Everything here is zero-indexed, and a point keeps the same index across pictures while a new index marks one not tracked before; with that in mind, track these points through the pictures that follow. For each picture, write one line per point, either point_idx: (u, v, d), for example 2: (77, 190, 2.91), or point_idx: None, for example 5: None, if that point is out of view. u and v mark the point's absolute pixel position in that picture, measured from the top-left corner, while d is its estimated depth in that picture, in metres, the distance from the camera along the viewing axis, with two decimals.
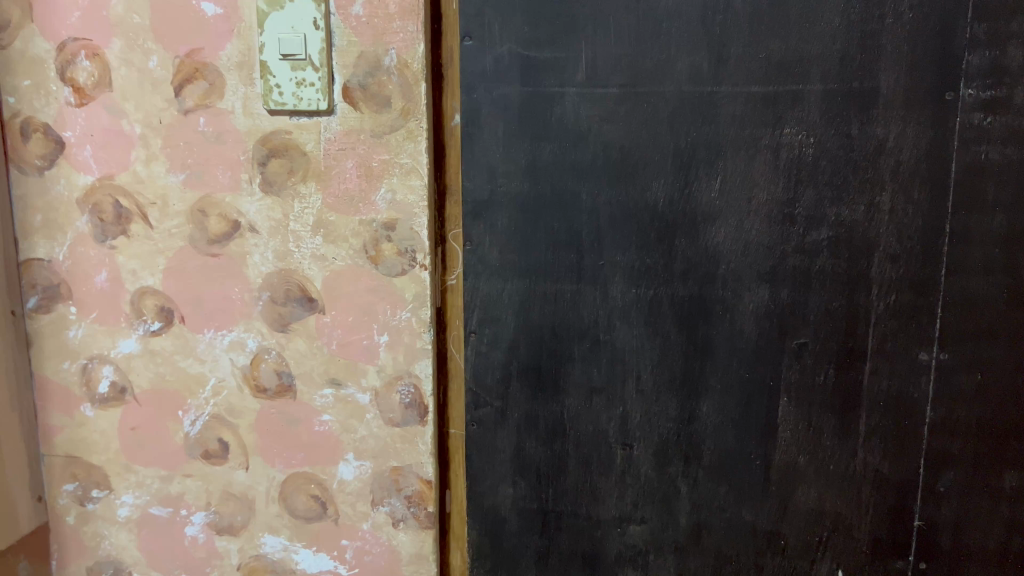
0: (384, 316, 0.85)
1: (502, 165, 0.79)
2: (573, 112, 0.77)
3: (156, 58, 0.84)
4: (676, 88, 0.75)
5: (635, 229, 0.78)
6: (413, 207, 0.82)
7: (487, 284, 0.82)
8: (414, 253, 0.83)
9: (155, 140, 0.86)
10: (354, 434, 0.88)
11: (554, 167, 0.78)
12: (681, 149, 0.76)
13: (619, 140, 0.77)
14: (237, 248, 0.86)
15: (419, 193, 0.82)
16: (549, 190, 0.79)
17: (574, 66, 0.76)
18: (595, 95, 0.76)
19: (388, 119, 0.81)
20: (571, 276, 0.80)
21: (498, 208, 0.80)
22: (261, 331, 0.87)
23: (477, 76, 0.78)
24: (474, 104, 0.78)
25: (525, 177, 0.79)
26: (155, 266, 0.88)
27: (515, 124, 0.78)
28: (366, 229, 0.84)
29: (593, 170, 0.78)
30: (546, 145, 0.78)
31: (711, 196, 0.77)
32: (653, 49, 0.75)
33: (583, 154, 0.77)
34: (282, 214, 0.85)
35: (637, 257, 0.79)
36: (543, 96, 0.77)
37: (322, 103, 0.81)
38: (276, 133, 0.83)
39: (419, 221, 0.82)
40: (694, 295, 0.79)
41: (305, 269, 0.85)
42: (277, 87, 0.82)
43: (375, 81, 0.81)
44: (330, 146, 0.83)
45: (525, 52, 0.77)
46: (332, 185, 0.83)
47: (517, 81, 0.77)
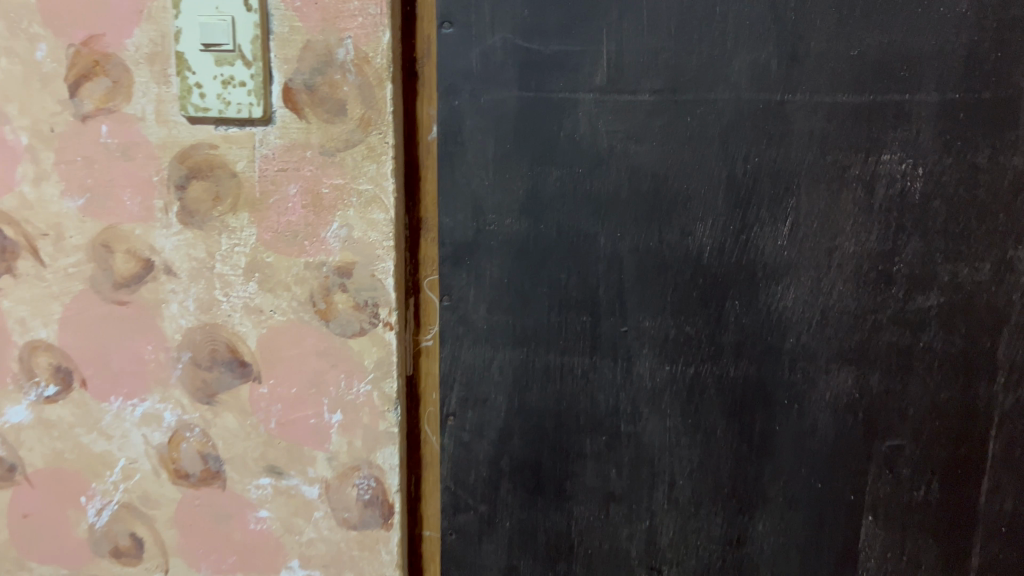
0: (336, 388, 0.65)
1: (491, 197, 0.58)
2: (589, 127, 0.56)
3: (45, 46, 0.63)
4: (733, 96, 0.54)
5: (671, 287, 0.57)
6: (374, 247, 0.62)
7: (470, 355, 0.61)
8: (376, 307, 0.63)
9: (45, 153, 0.66)
10: (298, 536, 0.68)
11: (562, 202, 0.57)
12: (737, 180, 0.55)
13: (652, 165, 0.56)
14: (150, 295, 0.67)
15: (381, 229, 0.62)
16: (554, 233, 0.58)
17: (591, 64, 0.55)
18: (621, 104, 0.56)
19: (342, 131, 0.61)
20: (582, 346, 0.59)
21: (485, 255, 0.59)
22: (181, 402, 0.68)
23: (459, 76, 0.57)
24: (454, 114, 0.57)
25: (523, 214, 0.58)
26: (49, 315, 0.68)
27: (510, 142, 0.57)
28: (313, 275, 0.63)
29: (615, 207, 0.57)
30: (552, 171, 0.57)
31: (777, 245, 0.56)
32: (702, 42, 0.54)
33: (601, 184, 0.57)
34: (206, 252, 0.65)
35: (673, 324, 0.58)
36: (550, 106, 0.56)
37: (256, 109, 0.61)
38: (198, 148, 0.63)
39: (383, 265, 0.62)
40: (751, 378, 0.58)
41: (236, 324, 0.66)
42: (198, 87, 0.61)
43: (325, 81, 0.60)
44: (267, 165, 0.63)
45: (525, 45, 0.56)
46: (268, 217, 0.63)
47: (514, 83, 0.56)
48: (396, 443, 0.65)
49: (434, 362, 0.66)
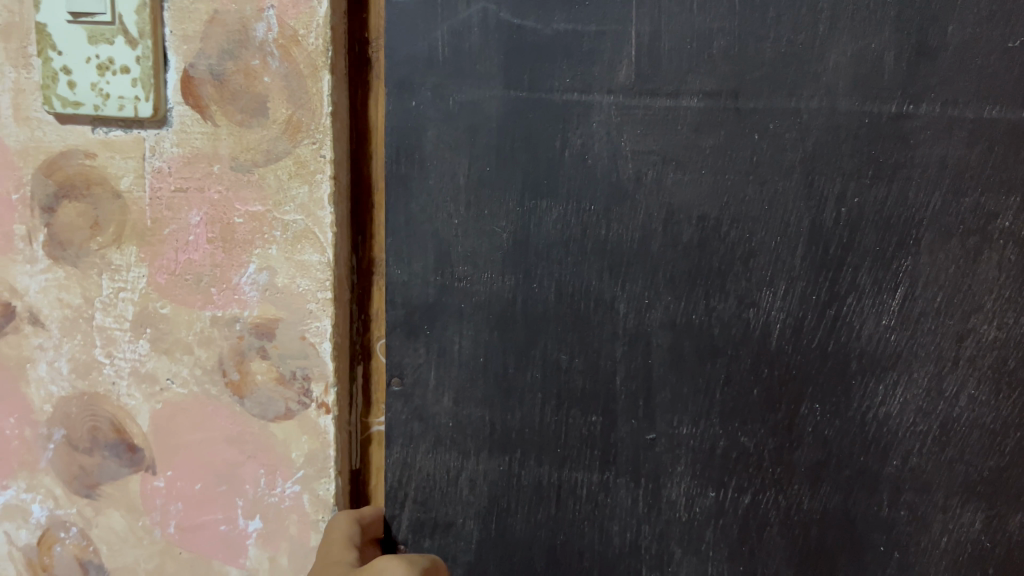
0: (254, 487, 0.46)
1: (465, 243, 0.41)
2: (609, 145, 0.39)
3: None
4: (826, 105, 0.37)
5: (721, 382, 0.40)
6: (304, 299, 0.44)
7: (428, 463, 0.43)
8: (307, 380, 0.45)
9: None
10: None
11: (562, 253, 0.40)
12: (826, 230, 0.38)
13: (700, 205, 0.39)
14: (10, 350, 0.47)
15: (315, 275, 0.44)
16: (550, 298, 0.40)
17: (612, 51, 0.38)
18: (663, 111, 0.38)
19: (261, 140, 0.43)
20: (588, 460, 0.42)
21: (454, 324, 0.42)
22: (53, 493, 0.48)
23: (419, 65, 0.39)
24: (413, 121, 0.40)
25: (507, 269, 0.40)
26: None
27: (491, 165, 0.40)
28: (222, 334, 0.45)
29: (642, 265, 0.39)
30: (549, 208, 0.39)
31: (881, 326, 0.39)
32: (780, 22, 0.37)
33: (622, 231, 0.39)
34: (82, 297, 0.46)
35: (722, 434, 0.40)
36: (550, 113, 0.39)
37: (144, 106, 0.42)
38: (71, 156, 0.44)
39: (317, 326, 0.44)
40: (829, 517, 0.40)
41: (123, 396, 0.47)
42: (66, 72, 0.42)
43: (238, 69, 0.42)
44: (160, 184, 0.44)
45: (515, 21, 0.38)
46: (162, 252, 0.45)
47: (499, 77, 0.39)
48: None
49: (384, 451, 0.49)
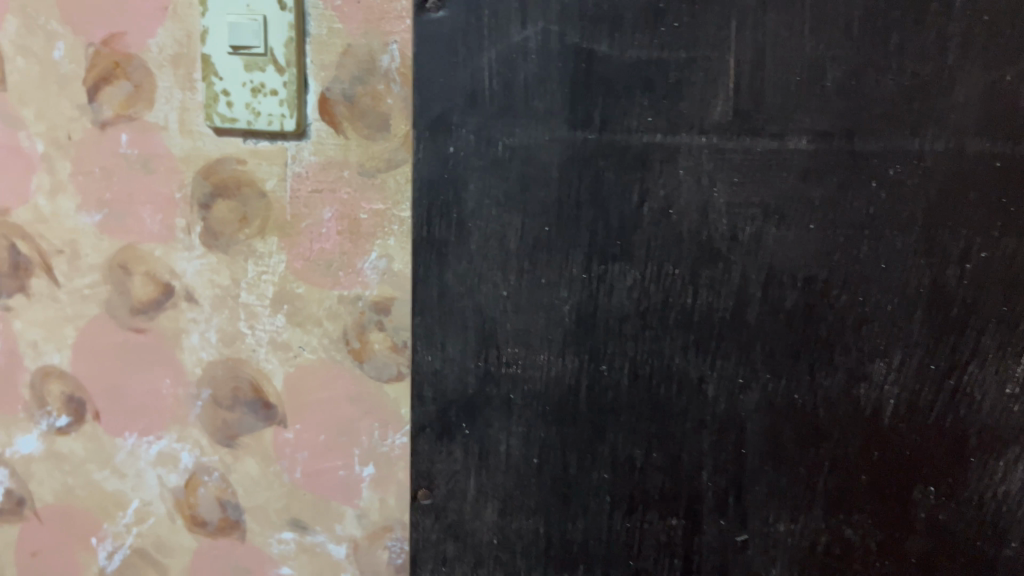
0: (369, 439, 0.54)
1: (512, 319, 0.42)
2: (697, 197, 0.39)
3: (63, 45, 0.54)
4: (954, 145, 0.37)
5: (824, 471, 0.41)
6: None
7: None
8: None
9: (62, 163, 0.56)
10: None
11: (635, 323, 0.41)
12: (949, 290, 0.38)
13: (800, 267, 0.39)
14: (169, 323, 0.56)
15: None
16: (628, 381, 0.42)
17: (705, 82, 0.38)
18: (727, 154, 0.39)
19: (384, 150, 0.50)
20: (677, 505, 0.43)
21: (508, 385, 0.43)
22: (200, 443, 0.57)
23: (460, 104, 0.40)
24: (455, 171, 0.41)
25: (568, 348, 0.42)
26: (63, 340, 0.59)
27: (551, 219, 0.41)
28: (347, 310, 0.53)
29: (738, 337, 0.40)
30: (620, 268, 0.40)
31: (1004, 397, 0.38)
32: (904, 51, 0.36)
33: (718, 292, 0.40)
34: (230, 279, 0.54)
35: (829, 530, 0.41)
36: (630, 154, 0.39)
37: (289, 122, 0.50)
38: (225, 162, 0.53)
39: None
40: (955, 565, 0.40)
41: (261, 361, 0.55)
42: (225, 94, 0.51)
43: (367, 91, 0.49)
44: (299, 186, 0.52)
45: (585, 45, 0.38)
46: (299, 242, 0.52)
47: (559, 116, 0.39)
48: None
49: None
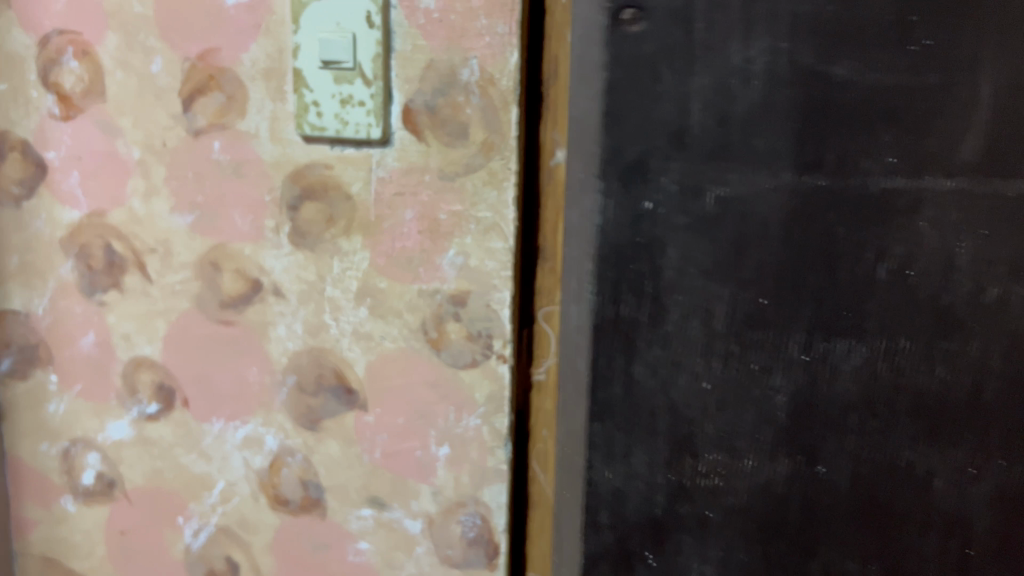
0: (445, 421, 0.59)
1: (712, 422, 0.48)
2: (943, 251, 0.43)
3: (161, 59, 0.59)
4: None
5: None
6: (490, 276, 0.56)
7: None
8: (490, 338, 0.57)
9: (156, 168, 0.61)
10: (398, 571, 0.62)
11: (856, 409, 0.46)
12: None
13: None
14: (257, 316, 0.60)
15: (500, 258, 0.55)
16: (844, 484, 0.47)
17: (953, 126, 0.42)
18: (951, 201, 0.43)
19: (462, 155, 0.54)
20: (900, 542, 0.48)
21: (703, 501, 0.50)
22: (284, 427, 0.62)
23: (665, 144, 0.45)
24: (656, 222, 0.46)
25: (800, 389, 0.47)
26: (154, 332, 0.63)
27: (768, 294, 0.46)
28: (426, 302, 0.57)
29: (967, 380, 0.45)
30: (838, 344, 0.46)
31: None
32: None
33: (952, 365, 0.45)
34: (316, 275, 0.59)
35: None
36: (858, 200, 0.44)
37: (375, 130, 0.55)
38: (312, 168, 0.57)
39: (499, 296, 0.56)
40: None
41: (344, 350, 0.59)
42: (315, 105, 0.56)
43: (447, 103, 0.54)
44: (382, 189, 0.56)
45: (816, 67, 0.42)
46: (382, 241, 0.57)
47: (784, 159, 0.44)
48: (505, 481, 0.58)
49: (545, 399, 0.58)
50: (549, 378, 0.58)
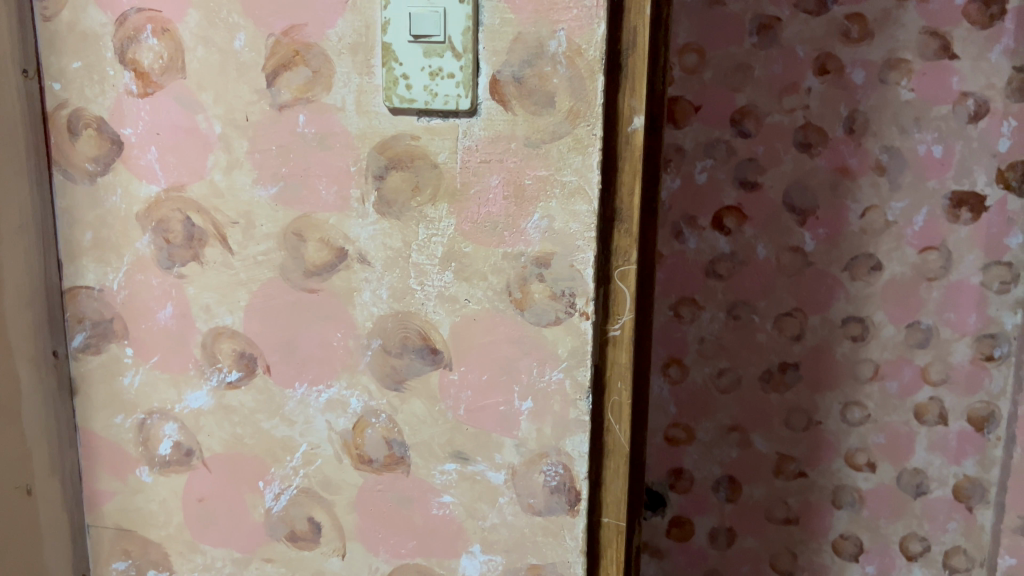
0: (528, 376, 0.62)
1: None
2: None
3: (244, 35, 0.61)
4: None
5: None
6: (574, 237, 0.59)
7: None
8: (574, 297, 0.60)
9: (238, 142, 0.63)
10: (481, 521, 0.65)
11: None
12: None
13: None
14: (342, 283, 0.63)
15: (584, 220, 0.59)
16: None
17: None
18: None
19: (549, 123, 0.58)
20: None
21: None
22: (368, 389, 0.64)
23: None
24: None
25: None
26: (235, 302, 0.65)
27: None
28: (511, 265, 0.60)
29: None
30: None
31: None
32: None
33: None
34: (402, 242, 0.61)
35: None
36: None
37: (464, 101, 0.58)
38: (399, 138, 0.60)
39: (583, 256, 0.59)
40: None
41: (429, 313, 0.62)
42: (404, 78, 0.58)
43: (534, 73, 0.57)
44: (468, 157, 0.59)
45: None
46: (468, 207, 0.60)
47: None
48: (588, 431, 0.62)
49: (622, 352, 0.62)
50: (625, 332, 0.62)
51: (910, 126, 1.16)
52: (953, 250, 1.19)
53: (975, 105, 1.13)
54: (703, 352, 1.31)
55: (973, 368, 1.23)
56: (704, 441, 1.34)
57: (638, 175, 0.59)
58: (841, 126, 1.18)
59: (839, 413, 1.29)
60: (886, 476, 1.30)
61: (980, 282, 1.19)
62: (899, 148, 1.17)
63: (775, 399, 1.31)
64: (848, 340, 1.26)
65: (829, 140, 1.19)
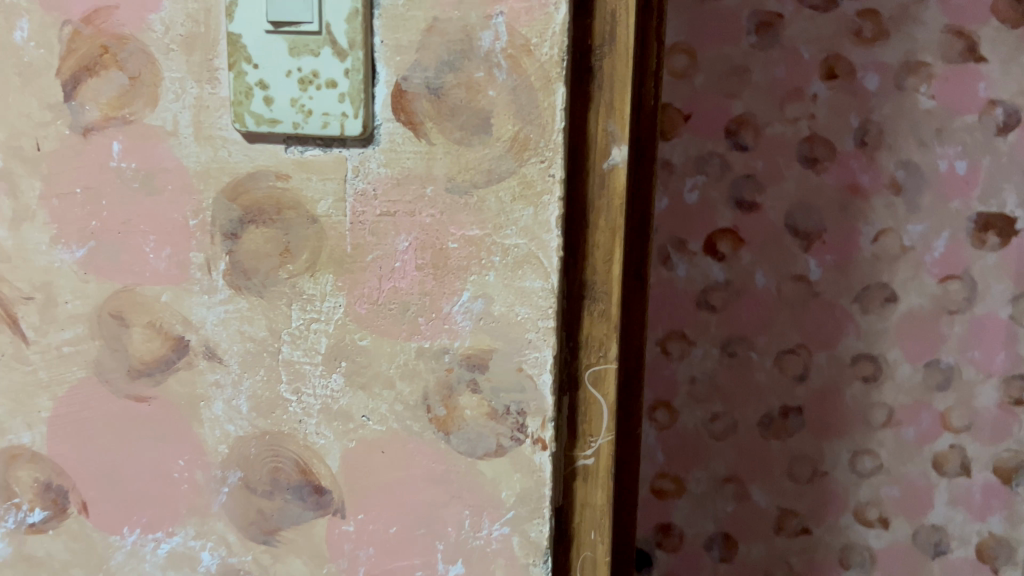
0: (457, 531, 0.41)
1: None
2: None
3: (28, 24, 0.40)
4: None
5: None
6: (523, 328, 0.39)
7: None
8: (522, 416, 0.40)
9: (28, 182, 0.42)
10: None
11: None
12: None
13: None
14: (183, 388, 0.43)
15: (537, 304, 0.39)
16: None
17: None
18: None
19: (482, 157, 0.37)
20: None
21: None
22: (226, 539, 0.44)
23: None
24: None
25: None
26: (33, 412, 0.45)
27: None
28: (428, 367, 0.40)
29: None
30: None
31: None
32: None
33: None
34: (267, 330, 0.41)
35: None
36: None
37: (351, 124, 0.37)
38: (258, 178, 0.40)
39: (535, 356, 0.39)
40: None
41: (309, 435, 0.42)
42: (261, 87, 0.38)
43: (459, 82, 0.37)
44: (363, 207, 0.39)
45: None
46: (363, 280, 0.39)
47: None
48: None
49: (597, 489, 0.43)
50: (601, 461, 0.42)
51: (930, 139, 0.83)
52: (978, 278, 0.85)
53: (1006, 115, 0.81)
54: (690, 396, 0.93)
55: (1002, 414, 0.88)
56: (694, 494, 0.96)
57: (619, 234, 0.40)
58: (849, 137, 0.85)
59: (847, 462, 0.93)
60: (901, 541, 0.93)
61: (1012, 317, 0.85)
62: (918, 164, 0.84)
63: (773, 447, 0.93)
64: (858, 382, 0.90)
65: (837, 154, 0.85)
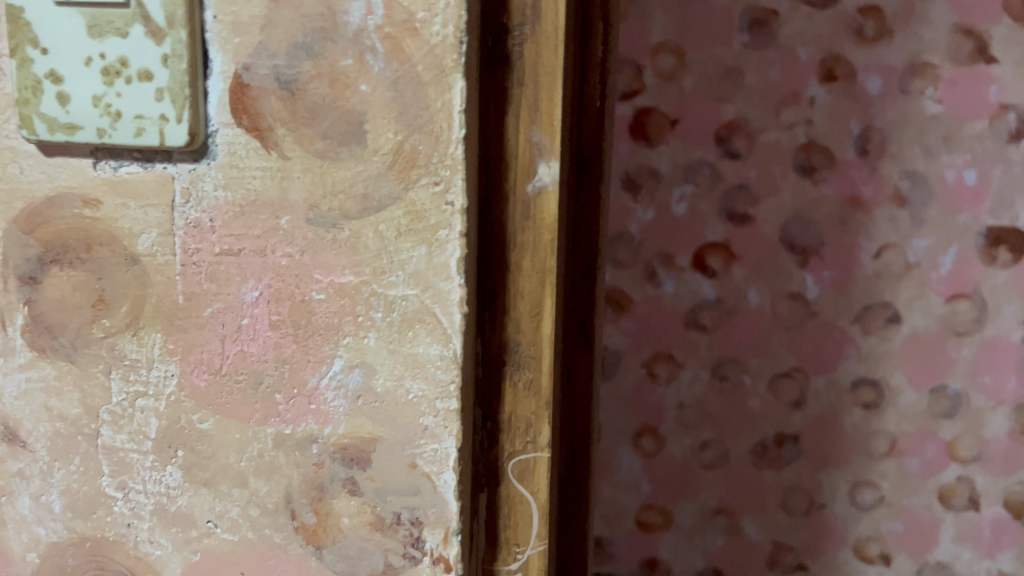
0: None
1: None
2: None
3: None
4: None
5: None
6: (415, 411, 0.28)
7: None
8: (417, 527, 0.29)
9: None
10: None
11: None
12: None
13: None
14: None
15: (432, 379, 0.28)
16: None
17: None
18: None
19: (352, 177, 0.27)
20: None
21: None
22: None
23: None
24: None
25: None
26: None
27: None
28: (290, 461, 0.29)
29: None
30: None
31: None
32: None
33: None
34: (80, 404, 0.31)
35: None
36: None
37: (175, 131, 0.27)
38: (61, 203, 0.29)
39: (432, 449, 0.28)
40: None
41: (141, 544, 0.31)
42: (52, 79, 0.27)
43: (318, 73, 0.26)
44: (198, 244, 0.28)
45: None
46: (202, 343, 0.29)
47: None
48: None
49: None
50: None
51: (936, 148, 0.69)
52: (989, 299, 0.71)
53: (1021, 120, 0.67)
54: (677, 424, 0.79)
55: (1015, 447, 0.73)
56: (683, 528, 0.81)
57: (550, 279, 0.29)
58: (849, 145, 0.71)
59: (846, 494, 0.78)
60: None
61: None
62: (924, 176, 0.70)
63: (767, 479, 0.78)
64: (858, 410, 0.75)
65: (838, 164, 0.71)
